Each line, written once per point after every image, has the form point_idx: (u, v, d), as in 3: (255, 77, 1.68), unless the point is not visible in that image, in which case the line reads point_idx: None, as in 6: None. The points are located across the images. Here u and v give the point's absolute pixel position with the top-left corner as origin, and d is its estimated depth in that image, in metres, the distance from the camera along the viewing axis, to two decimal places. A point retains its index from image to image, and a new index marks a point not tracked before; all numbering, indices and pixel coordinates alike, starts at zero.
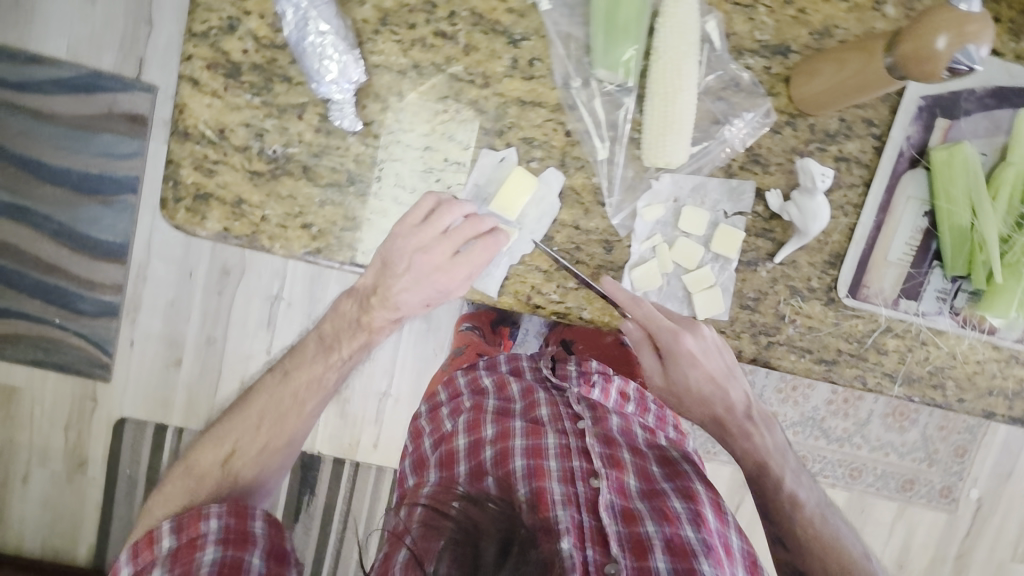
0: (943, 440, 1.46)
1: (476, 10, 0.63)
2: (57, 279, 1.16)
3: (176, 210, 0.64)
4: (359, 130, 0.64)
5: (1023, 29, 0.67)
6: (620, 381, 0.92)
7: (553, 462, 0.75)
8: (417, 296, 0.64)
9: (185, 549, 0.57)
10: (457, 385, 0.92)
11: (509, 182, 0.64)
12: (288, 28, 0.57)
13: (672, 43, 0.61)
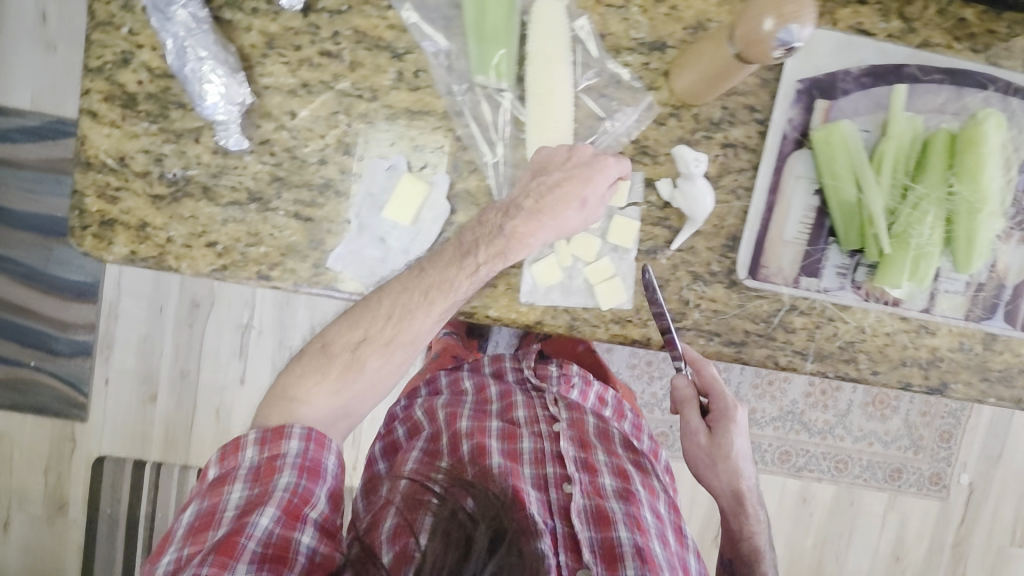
0: (926, 425, 1.43)
1: (359, 29, 0.66)
2: (33, 321, 1.31)
3: (83, 237, 0.67)
4: (247, 147, 0.66)
5: (891, 10, 0.69)
6: (598, 385, 0.94)
7: (527, 467, 0.77)
8: (580, 188, 0.65)
9: (265, 465, 0.62)
10: (439, 383, 0.93)
11: (402, 189, 0.67)
12: (169, 57, 0.59)
13: (541, 48, 0.65)
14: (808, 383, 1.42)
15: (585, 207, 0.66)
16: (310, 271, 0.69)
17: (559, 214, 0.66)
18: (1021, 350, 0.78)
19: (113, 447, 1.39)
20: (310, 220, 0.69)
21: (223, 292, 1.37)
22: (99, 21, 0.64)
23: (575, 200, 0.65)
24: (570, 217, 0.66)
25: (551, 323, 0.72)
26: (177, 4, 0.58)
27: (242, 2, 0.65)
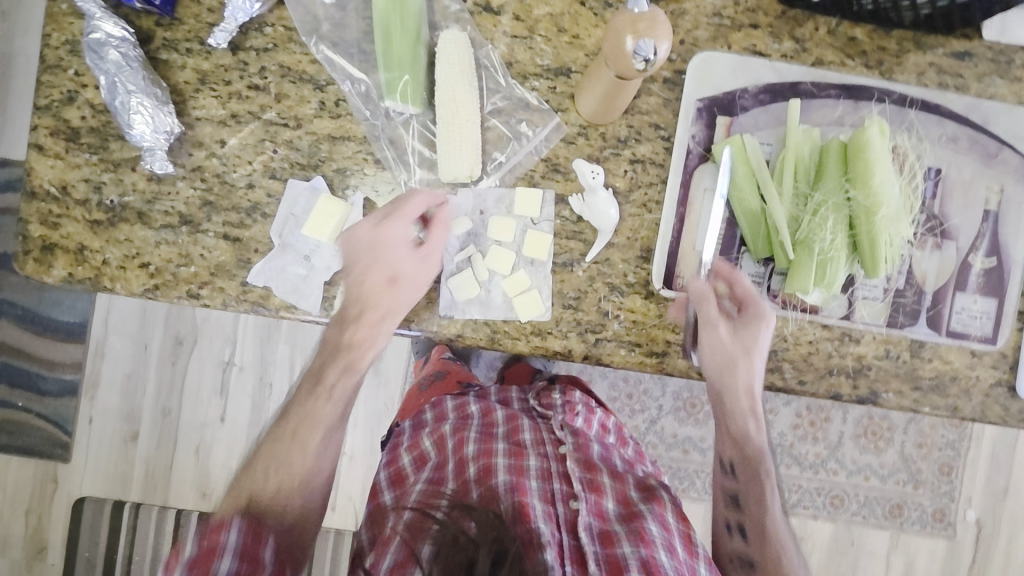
0: (924, 458, 1.37)
1: (284, 64, 0.72)
2: (23, 361, 1.35)
3: (26, 261, 0.71)
4: (171, 171, 0.70)
5: (783, 32, 0.73)
6: (602, 415, 0.93)
7: (534, 482, 0.74)
8: (383, 271, 0.69)
9: (201, 556, 0.58)
10: (445, 408, 0.92)
11: (320, 208, 0.71)
12: (102, 92, 0.66)
13: (445, 73, 0.69)
14: (795, 413, 1.37)
15: (401, 283, 0.69)
16: (238, 288, 0.72)
17: (382, 305, 0.70)
18: (952, 357, 0.75)
19: (94, 486, 1.42)
20: (237, 240, 0.72)
21: (204, 328, 1.42)
22: (48, 65, 0.71)
23: (383, 284, 0.69)
24: (392, 299, 0.70)
25: (471, 336, 0.73)
26: (110, 46, 0.66)
27: (177, 44, 0.71)
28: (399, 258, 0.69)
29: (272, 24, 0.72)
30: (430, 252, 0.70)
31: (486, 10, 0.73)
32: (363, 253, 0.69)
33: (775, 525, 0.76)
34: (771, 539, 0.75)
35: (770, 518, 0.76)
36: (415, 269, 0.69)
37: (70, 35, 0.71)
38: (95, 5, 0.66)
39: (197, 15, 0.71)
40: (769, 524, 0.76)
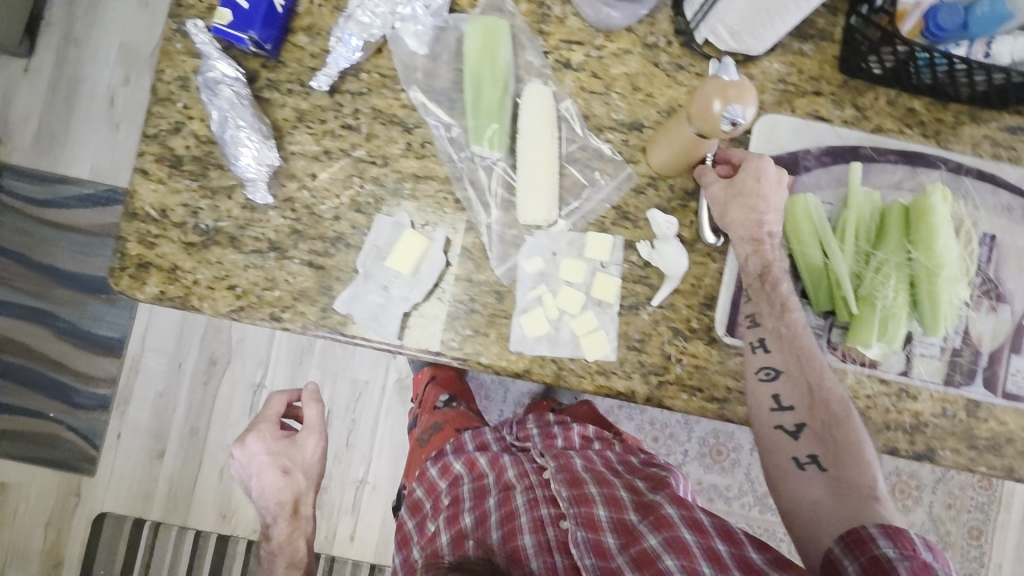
0: (953, 520, 1.35)
1: (376, 107, 0.77)
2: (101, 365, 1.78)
3: (121, 277, 0.75)
4: (272, 202, 0.76)
5: (845, 100, 0.78)
6: (581, 425, 1.03)
7: (525, 518, 0.84)
8: (279, 466, 0.94)
9: None
10: (432, 477, 1.01)
11: (403, 242, 0.74)
12: (214, 125, 0.72)
13: (529, 122, 0.74)
14: None
15: (293, 471, 0.95)
16: (318, 314, 0.76)
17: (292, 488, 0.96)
18: (1007, 419, 0.76)
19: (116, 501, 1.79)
20: (321, 268, 0.76)
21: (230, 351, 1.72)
22: (160, 97, 0.76)
23: (282, 475, 0.94)
24: (291, 482, 0.95)
25: (539, 372, 0.76)
26: (224, 84, 0.71)
27: (280, 84, 0.77)
28: (286, 454, 0.94)
29: (368, 70, 0.77)
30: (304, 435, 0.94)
31: (567, 67, 0.78)
32: (255, 458, 0.93)
33: (809, 346, 0.74)
34: (810, 366, 0.73)
35: (803, 342, 0.74)
36: (297, 457, 0.95)
37: (182, 71, 0.77)
38: (213, 46, 0.72)
39: (300, 59, 0.77)
40: (803, 349, 0.74)
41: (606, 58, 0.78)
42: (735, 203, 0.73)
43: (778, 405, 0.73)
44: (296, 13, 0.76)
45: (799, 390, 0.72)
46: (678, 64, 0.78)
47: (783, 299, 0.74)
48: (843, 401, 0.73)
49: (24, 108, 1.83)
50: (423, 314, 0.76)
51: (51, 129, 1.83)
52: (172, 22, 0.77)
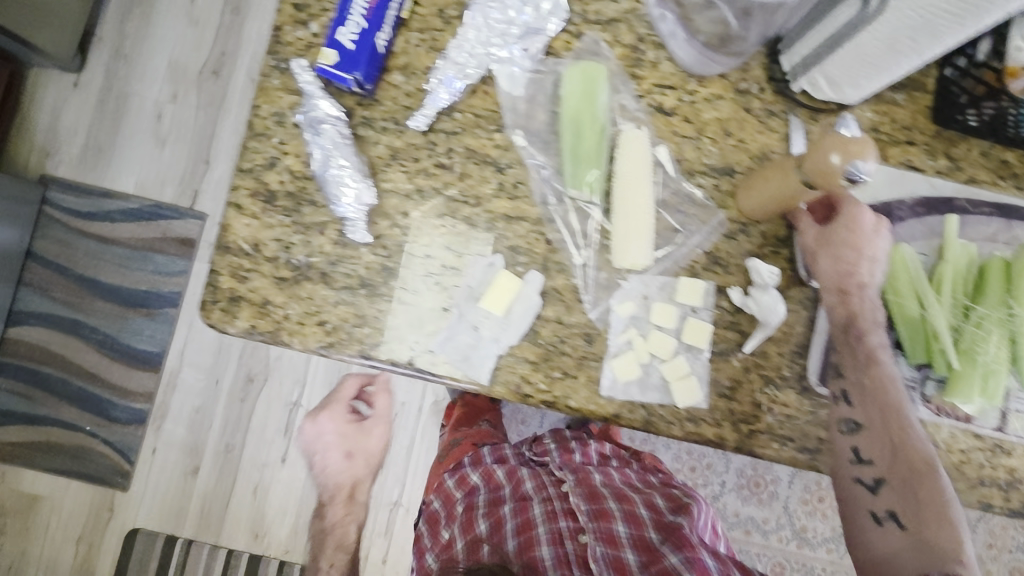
0: (993, 559, 1.35)
1: (469, 147, 0.78)
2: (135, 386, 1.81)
3: (212, 310, 0.75)
4: (370, 242, 0.76)
5: (938, 150, 0.78)
6: (596, 445, 1.21)
7: (542, 527, 0.99)
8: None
9: None
10: (450, 488, 1.21)
11: (497, 284, 0.75)
12: (315, 164, 0.74)
13: (627, 167, 0.74)
14: None
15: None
16: (405, 353, 0.75)
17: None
18: None
19: (148, 520, 1.80)
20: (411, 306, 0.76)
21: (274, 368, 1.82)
22: (256, 132, 0.77)
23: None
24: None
25: (629, 417, 0.75)
26: (327, 123, 0.75)
27: (374, 122, 0.77)
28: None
29: (462, 110, 0.78)
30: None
31: (659, 111, 0.78)
32: None
33: (896, 398, 0.74)
34: (894, 423, 0.73)
35: (890, 398, 0.73)
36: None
37: (278, 107, 0.77)
38: (316, 86, 0.76)
39: (394, 98, 0.77)
40: (888, 403, 0.73)
41: (698, 103, 0.78)
42: (831, 253, 0.73)
43: (858, 458, 0.75)
44: (392, 52, 0.77)
45: (879, 444, 0.74)
46: (770, 110, 0.78)
47: (868, 350, 0.74)
48: (929, 458, 0.73)
49: (73, 121, 1.87)
50: (513, 356, 0.76)
51: (98, 142, 1.86)
52: (270, 59, 0.77)
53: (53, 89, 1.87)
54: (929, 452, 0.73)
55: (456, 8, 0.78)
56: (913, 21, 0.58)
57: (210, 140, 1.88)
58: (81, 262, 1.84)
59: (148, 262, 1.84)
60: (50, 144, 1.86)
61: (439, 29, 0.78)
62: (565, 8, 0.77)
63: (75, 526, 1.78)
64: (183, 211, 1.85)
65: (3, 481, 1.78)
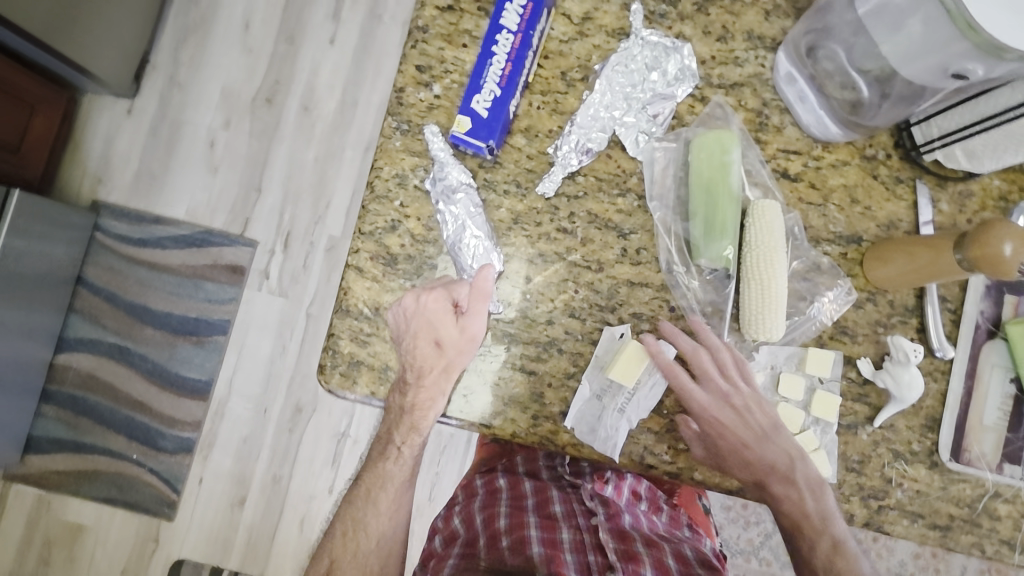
0: None
1: (592, 211, 0.76)
2: (183, 415, 1.74)
3: (332, 375, 0.74)
4: (500, 310, 0.75)
5: None
6: (633, 481, 1.04)
7: (569, 554, 0.86)
8: (430, 338, 0.71)
9: None
10: (475, 486, 1.10)
11: (629, 353, 0.73)
12: (447, 231, 0.74)
13: (763, 237, 0.72)
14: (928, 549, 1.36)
15: (447, 347, 0.72)
16: (528, 421, 0.75)
17: (437, 368, 0.72)
18: None
19: (193, 552, 1.72)
20: (533, 373, 0.75)
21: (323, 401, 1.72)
22: (377, 194, 0.76)
23: (431, 350, 0.71)
24: (441, 362, 0.72)
25: (752, 490, 0.75)
26: (459, 191, 0.75)
27: (496, 185, 0.76)
28: (439, 325, 0.70)
29: (585, 173, 0.77)
30: (469, 322, 0.71)
31: (784, 177, 0.77)
32: (409, 328, 0.71)
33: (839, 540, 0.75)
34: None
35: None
36: (457, 333, 0.71)
37: (400, 169, 0.76)
38: (448, 153, 0.75)
39: (517, 160, 0.77)
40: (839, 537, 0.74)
41: (824, 168, 0.77)
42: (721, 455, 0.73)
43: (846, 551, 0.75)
44: (515, 116, 0.76)
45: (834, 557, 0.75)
46: (897, 177, 0.77)
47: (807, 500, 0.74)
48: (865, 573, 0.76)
49: (126, 149, 1.79)
50: (639, 425, 0.74)
51: (151, 169, 1.79)
52: (392, 120, 0.76)
53: (106, 115, 1.80)
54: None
55: (580, 71, 0.77)
56: None
57: (263, 167, 1.77)
58: (129, 284, 1.77)
59: (199, 290, 1.76)
60: (103, 171, 1.79)
61: (562, 92, 0.77)
62: (694, 73, 0.77)
63: (119, 558, 1.72)
64: (234, 237, 1.76)
65: (47, 511, 1.73)
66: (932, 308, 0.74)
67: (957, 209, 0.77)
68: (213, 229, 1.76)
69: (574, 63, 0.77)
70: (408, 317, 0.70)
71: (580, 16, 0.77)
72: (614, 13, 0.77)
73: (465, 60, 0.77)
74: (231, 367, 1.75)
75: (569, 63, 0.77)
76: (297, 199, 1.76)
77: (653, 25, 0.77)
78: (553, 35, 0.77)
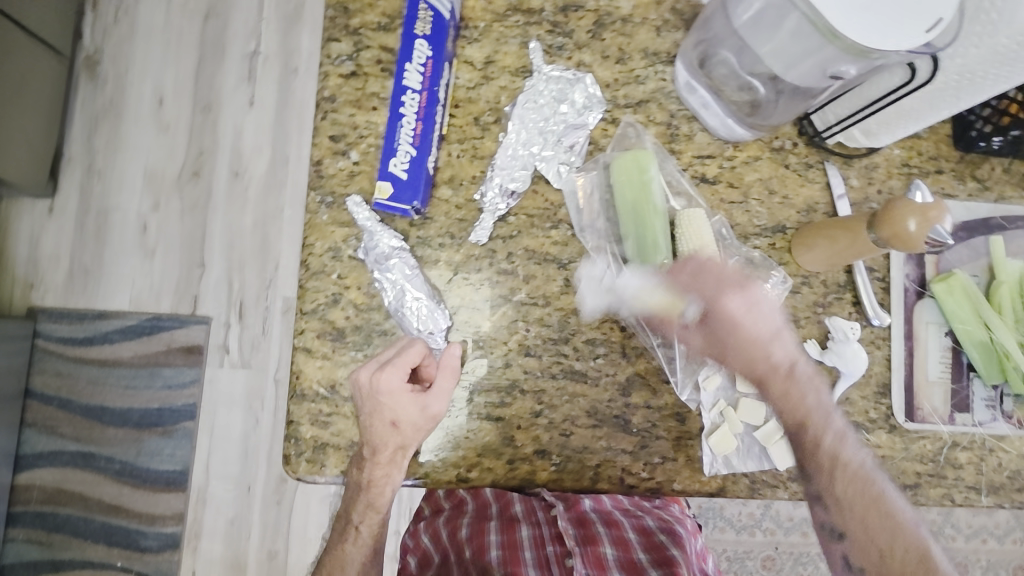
0: None
1: (529, 248, 0.78)
2: (162, 509, 1.67)
3: (298, 463, 0.73)
4: None
5: (967, 174, 0.81)
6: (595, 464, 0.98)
7: (528, 551, 0.83)
8: (385, 418, 0.70)
9: None
10: (439, 499, 0.98)
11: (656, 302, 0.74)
12: (389, 299, 0.75)
13: (694, 245, 0.75)
14: None
15: (404, 426, 0.71)
16: (505, 467, 0.76)
17: (392, 445, 0.72)
18: None
19: None
20: (500, 419, 0.76)
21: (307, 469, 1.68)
22: (313, 272, 0.75)
23: (388, 430, 0.71)
24: (401, 440, 0.72)
25: (734, 488, 0.76)
26: (393, 256, 0.75)
27: (431, 240, 0.77)
28: (398, 405, 0.70)
29: (515, 213, 0.78)
30: (432, 402, 0.71)
31: (703, 182, 0.80)
32: (368, 403, 0.70)
33: (876, 480, 0.68)
34: (877, 524, 0.66)
35: (867, 494, 0.67)
36: (418, 413, 0.71)
37: (331, 242, 0.75)
38: (374, 220, 0.75)
39: (446, 212, 0.77)
40: (873, 477, 0.68)
41: (738, 167, 0.80)
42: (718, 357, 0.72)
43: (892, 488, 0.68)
44: (437, 169, 0.77)
45: (869, 496, 0.67)
46: (808, 162, 0.80)
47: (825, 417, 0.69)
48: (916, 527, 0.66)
49: (54, 249, 1.73)
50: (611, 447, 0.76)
51: (83, 264, 1.72)
52: (315, 195, 0.76)
53: (26, 218, 1.73)
54: (922, 542, 0.65)
55: (491, 113, 0.79)
56: (956, 82, 0.62)
57: (202, 242, 1.73)
58: (81, 386, 1.69)
59: (156, 378, 1.69)
60: (32, 275, 1.71)
61: (477, 137, 0.78)
62: (600, 99, 0.79)
63: None
64: (185, 317, 1.71)
65: None
66: (862, 280, 0.78)
67: (866, 183, 0.81)
68: (162, 312, 1.71)
69: (484, 107, 0.79)
70: (363, 391, 0.70)
71: (482, 61, 0.79)
72: (514, 53, 0.79)
73: (377, 122, 0.77)
74: (205, 451, 1.69)
75: (479, 108, 0.79)
76: (243, 267, 1.72)
77: (553, 58, 0.79)
78: (459, 83, 0.79)
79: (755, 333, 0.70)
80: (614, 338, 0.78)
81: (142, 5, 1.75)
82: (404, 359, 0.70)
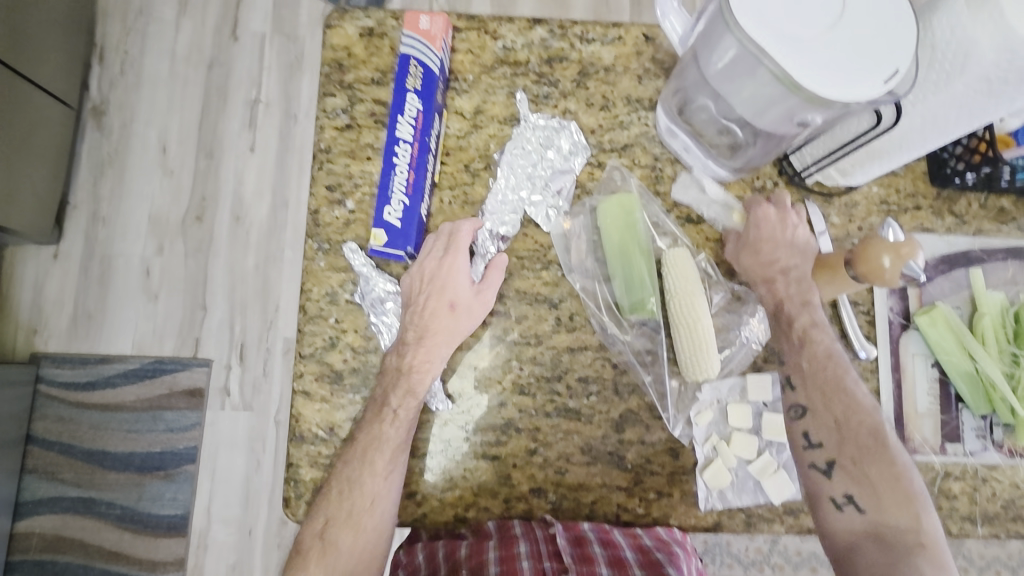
0: None
1: (520, 289, 0.80)
2: (163, 553, 1.65)
3: (298, 505, 0.74)
4: (450, 405, 0.78)
5: (943, 208, 0.84)
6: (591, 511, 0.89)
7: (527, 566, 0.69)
8: (444, 300, 0.76)
9: None
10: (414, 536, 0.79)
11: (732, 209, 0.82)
12: (385, 342, 0.78)
13: (679, 282, 0.77)
14: None
15: (460, 311, 0.76)
16: (501, 505, 0.76)
17: (444, 330, 0.75)
18: None
19: None
20: (496, 458, 0.77)
21: None
22: (311, 316, 0.77)
23: (445, 311, 0.75)
24: (454, 326, 0.76)
25: (730, 524, 0.76)
26: (389, 300, 0.78)
27: None
28: (458, 284, 0.76)
29: (507, 256, 0.80)
30: (486, 288, 0.77)
31: (688, 222, 0.83)
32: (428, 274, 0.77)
33: (841, 368, 0.75)
34: (836, 400, 0.73)
35: (830, 372, 0.74)
36: (473, 296, 0.76)
37: (328, 287, 0.78)
38: (370, 266, 0.78)
39: None
40: (842, 369, 0.75)
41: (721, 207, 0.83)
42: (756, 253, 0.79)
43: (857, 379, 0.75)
44: (430, 215, 0.81)
45: (835, 381, 0.74)
46: None
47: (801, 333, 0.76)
48: (876, 411, 0.73)
49: (58, 294, 1.75)
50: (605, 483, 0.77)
51: (88, 307, 1.75)
52: (312, 242, 0.79)
53: (33, 265, 1.77)
54: (876, 418, 0.72)
55: (481, 160, 0.82)
56: (921, 126, 0.65)
57: (204, 284, 1.75)
58: (83, 430, 1.70)
59: (158, 422, 1.69)
60: (37, 320, 1.74)
61: (468, 183, 0.82)
62: (585, 144, 0.82)
63: None
64: (186, 359, 1.72)
65: None
66: (847, 313, 0.80)
67: (846, 219, 0.83)
68: (165, 354, 1.73)
69: (475, 155, 0.82)
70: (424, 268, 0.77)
71: (471, 111, 0.83)
72: (502, 103, 0.83)
73: (372, 172, 0.80)
74: (206, 493, 1.68)
75: (470, 155, 0.82)
76: (245, 307, 1.75)
77: (540, 107, 0.83)
78: (449, 133, 0.82)
79: (790, 236, 0.79)
80: (606, 375, 0.79)
81: (148, 57, 1.82)
82: (460, 237, 0.77)
